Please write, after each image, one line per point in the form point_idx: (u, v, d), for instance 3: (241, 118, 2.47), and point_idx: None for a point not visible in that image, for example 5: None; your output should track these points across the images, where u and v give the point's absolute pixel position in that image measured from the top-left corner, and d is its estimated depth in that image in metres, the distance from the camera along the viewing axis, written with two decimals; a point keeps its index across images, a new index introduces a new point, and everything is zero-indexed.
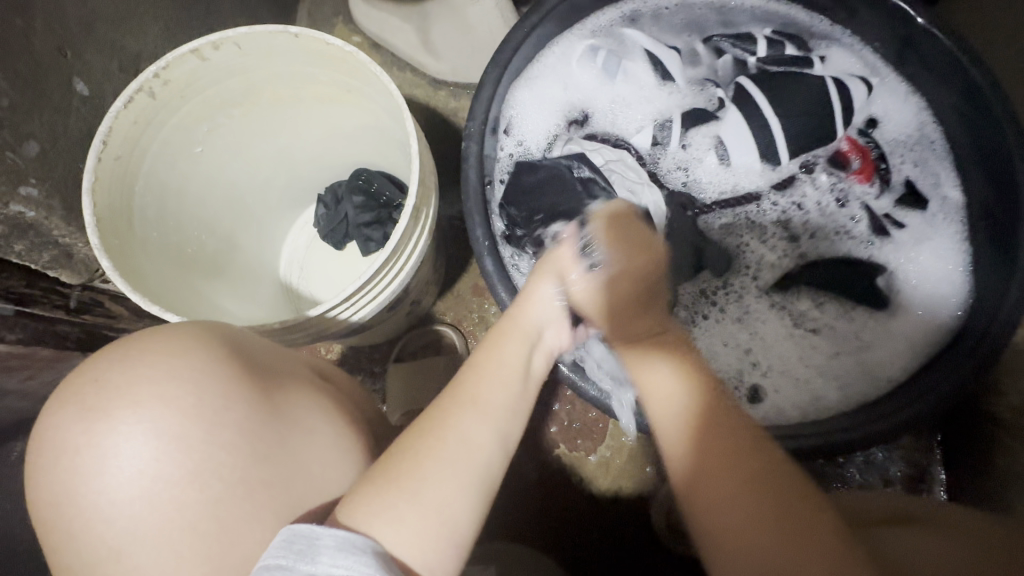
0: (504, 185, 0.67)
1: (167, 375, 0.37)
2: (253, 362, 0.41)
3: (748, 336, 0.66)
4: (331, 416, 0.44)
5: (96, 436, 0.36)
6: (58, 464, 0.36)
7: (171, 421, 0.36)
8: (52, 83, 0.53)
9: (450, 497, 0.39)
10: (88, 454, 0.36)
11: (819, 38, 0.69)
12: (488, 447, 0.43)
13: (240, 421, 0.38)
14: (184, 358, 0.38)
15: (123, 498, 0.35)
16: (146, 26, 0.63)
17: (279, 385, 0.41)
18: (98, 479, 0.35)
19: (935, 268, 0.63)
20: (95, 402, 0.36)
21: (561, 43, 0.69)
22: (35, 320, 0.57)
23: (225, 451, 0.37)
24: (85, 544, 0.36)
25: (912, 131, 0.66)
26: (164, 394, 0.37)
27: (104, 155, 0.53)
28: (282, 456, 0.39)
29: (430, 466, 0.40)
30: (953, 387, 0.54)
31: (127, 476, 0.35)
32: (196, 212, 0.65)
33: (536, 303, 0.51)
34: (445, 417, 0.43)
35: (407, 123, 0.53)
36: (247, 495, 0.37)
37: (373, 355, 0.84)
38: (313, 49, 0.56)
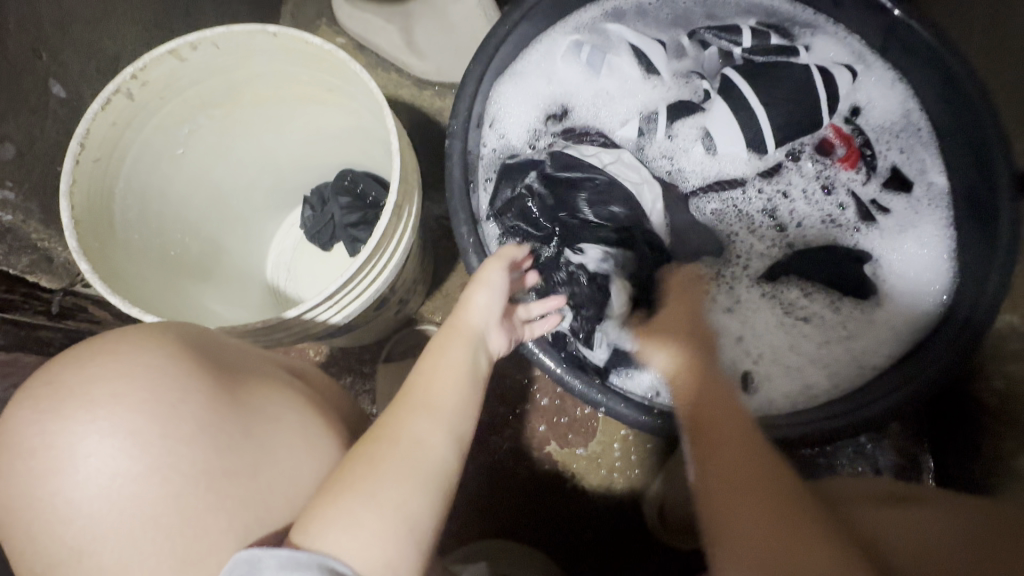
0: (490, 179, 0.66)
1: (119, 373, 0.37)
2: (213, 359, 0.40)
3: (739, 324, 0.65)
4: (298, 407, 0.43)
5: (51, 436, 0.35)
6: (15, 466, 0.36)
7: (128, 418, 0.36)
8: (26, 85, 0.52)
9: (406, 494, 0.39)
10: (43, 455, 0.35)
11: (804, 28, 0.69)
12: (440, 444, 0.44)
13: (198, 416, 0.37)
14: (138, 356, 0.37)
15: (81, 498, 0.35)
16: (124, 28, 0.63)
17: (241, 380, 0.41)
18: (55, 479, 0.35)
19: (920, 255, 0.64)
20: (51, 401, 0.36)
21: (545, 40, 0.70)
22: (15, 326, 0.55)
23: (184, 445, 0.37)
24: (47, 545, 0.35)
25: (897, 118, 0.66)
26: (117, 391, 0.36)
27: (81, 157, 0.52)
28: (245, 447, 0.39)
29: (388, 466, 0.40)
30: (941, 368, 0.55)
31: (83, 475, 0.35)
32: (178, 214, 0.64)
33: (474, 310, 0.52)
34: (394, 420, 0.44)
35: (387, 121, 0.52)
36: (210, 488, 0.37)
37: (362, 356, 0.83)
38: (292, 47, 0.56)
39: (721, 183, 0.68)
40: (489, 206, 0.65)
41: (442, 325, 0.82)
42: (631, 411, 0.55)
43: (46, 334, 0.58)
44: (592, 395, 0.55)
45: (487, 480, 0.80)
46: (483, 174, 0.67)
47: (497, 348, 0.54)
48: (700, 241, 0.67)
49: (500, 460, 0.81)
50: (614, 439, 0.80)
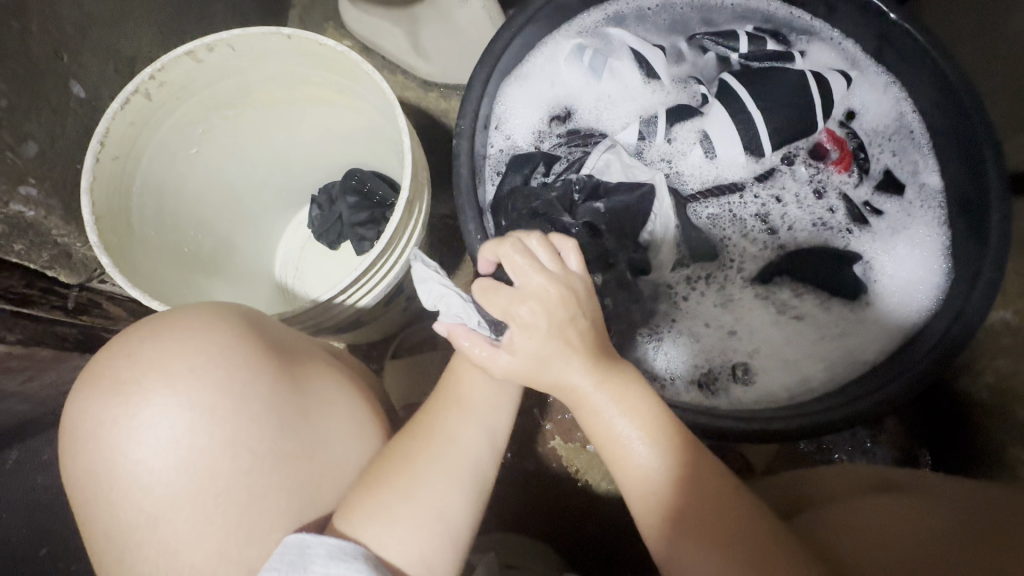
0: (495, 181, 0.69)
1: (191, 351, 0.39)
2: (272, 343, 0.42)
3: (731, 319, 0.67)
4: (349, 391, 0.45)
5: (134, 409, 0.38)
6: (97, 436, 0.38)
7: (202, 395, 0.39)
8: (48, 85, 0.54)
9: (443, 494, 0.42)
10: (125, 426, 0.38)
11: (800, 34, 0.71)
12: (475, 445, 0.45)
13: (265, 396, 0.40)
14: (215, 335, 0.40)
15: (160, 467, 0.38)
16: (140, 30, 0.64)
17: (298, 364, 0.43)
18: (137, 448, 0.38)
19: (909, 257, 0.66)
20: (129, 377, 0.39)
21: (548, 44, 0.71)
22: (33, 320, 0.57)
23: (254, 424, 0.39)
24: (121, 512, 0.38)
25: (890, 122, 0.68)
26: (195, 370, 0.39)
27: (102, 155, 0.53)
28: (305, 428, 0.41)
29: (422, 466, 0.42)
30: (924, 368, 0.56)
31: (163, 446, 0.38)
32: (193, 211, 0.66)
33: None
34: (431, 419, 0.45)
35: (399, 121, 0.54)
36: (276, 466, 0.40)
37: (369, 352, 0.85)
38: (306, 49, 0.57)
39: (721, 185, 0.70)
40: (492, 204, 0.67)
41: None
42: None
43: (63, 329, 0.60)
44: None
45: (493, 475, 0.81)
46: (490, 170, 0.69)
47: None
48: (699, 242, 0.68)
49: (506, 454, 0.82)
50: None
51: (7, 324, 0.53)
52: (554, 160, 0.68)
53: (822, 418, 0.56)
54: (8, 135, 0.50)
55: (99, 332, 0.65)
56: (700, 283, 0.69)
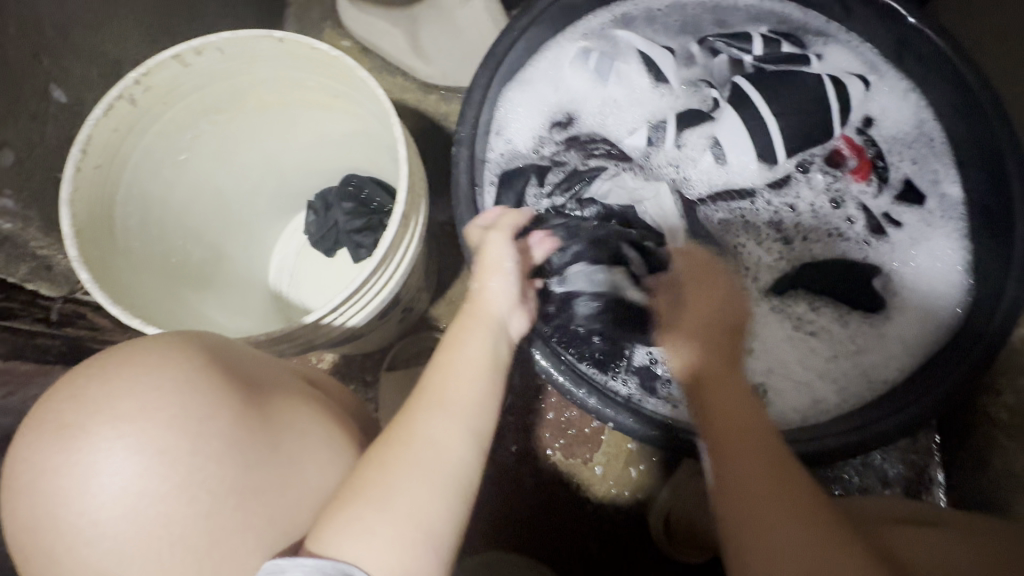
0: (493, 188, 0.65)
1: (143, 388, 0.35)
2: (239, 373, 0.40)
3: (747, 337, 0.64)
4: (321, 420, 0.43)
5: (74, 453, 0.34)
6: (37, 486, 0.34)
7: (153, 434, 0.34)
8: (28, 90, 0.51)
9: (422, 498, 0.40)
10: (67, 474, 0.33)
11: (816, 36, 0.68)
12: (459, 441, 0.43)
13: (226, 434, 0.36)
14: (170, 369, 0.36)
15: (107, 519, 0.33)
16: (127, 31, 0.62)
17: (265, 393, 0.40)
18: (80, 500, 0.33)
19: (931, 267, 0.63)
20: (73, 420, 0.34)
21: (553, 45, 0.69)
22: (17, 333, 0.54)
23: (214, 464, 0.36)
24: (70, 568, 0.34)
25: (910, 129, 0.65)
26: (146, 408, 0.35)
27: (83, 164, 0.51)
28: (274, 461, 0.38)
29: (398, 472, 0.40)
30: (941, 395, 0.54)
31: (109, 495, 0.33)
32: (180, 220, 0.63)
33: (490, 298, 0.52)
34: (409, 419, 0.44)
35: (395, 129, 0.51)
36: (237, 508, 0.36)
37: (364, 363, 0.82)
38: (297, 53, 0.55)
39: (733, 193, 0.67)
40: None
41: None
42: (632, 423, 0.54)
43: (46, 342, 0.57)
44: (602, 410, 0.54)
45: (491, 491, 0.79)
46: (487, 179, 0.65)
47: (518, 329, 0.53)
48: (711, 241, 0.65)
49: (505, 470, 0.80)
50: (621, 450, 0.79)
51: None
52: (547, 171, 0.67)
53: (830, 442, 0.54)
54: None
55: (88, 344, 0.62)
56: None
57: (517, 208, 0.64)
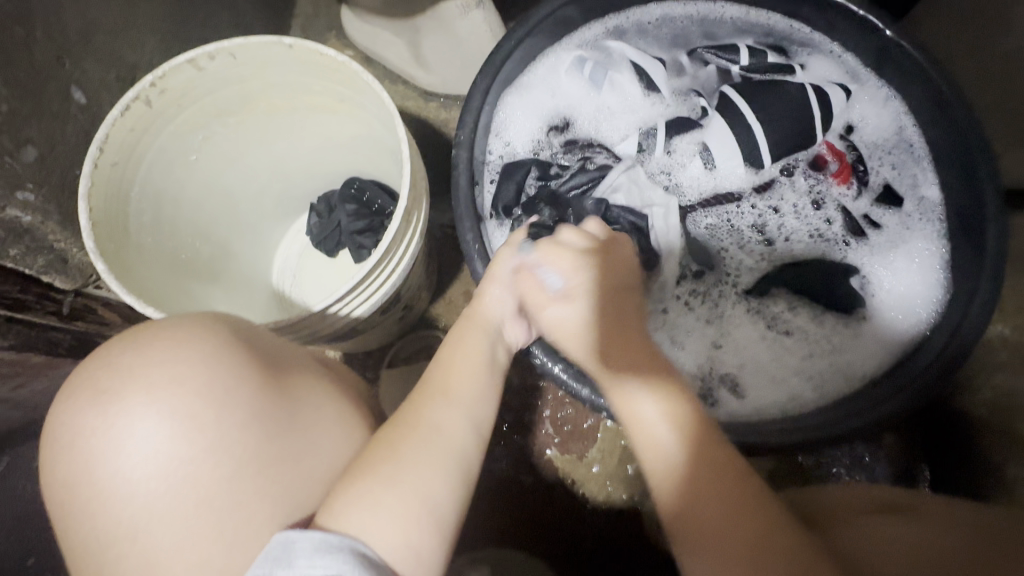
0: (493, 185, 0.69)
1: (171, 361, 0.39)
2: (258, 348, 0.42)
3: (717, 332, 0.67)
4: (336, 399, 0.44)
5: (111, 417, 0.37)
6: (75, 446, 0.38)
7: (182, 403, 0.38)
8: (50, 92, 0.54)
9: (433, 480, 0.42)
10: (104, 436, 0.37)
11: (802, 47, 0.71)
12: (461, 430, 0.46)
13: (248, 404, 0.39)
14: (195, 344, 0.39)
15: (138, 479, 0.37)
16: (143, 37, 0.65)
17: (285, 368, 0.42)
18: (115, 459, 0.37)
19: (906, 269, 0.66)
20: (108, 387, 0.38)
21: (550, 55, 0.72)
22: (26, 326, 0.56)
23: (238, 432, 0.38)
24: (102, 522, 0.37)
25: (890, 135, 0.69)
26: (176, 377, 0.38)
27: (100, 161, 0.53)
28: (290, 434, 0.40)
29: (407, 452, 0.42)
30: (916, 391, 0.56)
31: (142, 455, 0.37)
32: (190, 217, 0.66)
33: (488, 304, 0.53)
34: (415, 408, 0.46)
35: (399, 130, 0.54)
36: (258, 473, 0.39)
37: (365, 361, 0.84)
38: (307, 58, 0.58)
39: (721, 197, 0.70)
40: (490, 206, 0.68)
41: (445, 332, 0.83)
42: None
43: (56, 335, 0.59)
44: (597, 401, 0.54)
45: (487, 486, 0.81)
46: (487, 175, 0.69)
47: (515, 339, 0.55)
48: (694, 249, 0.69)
49: (501, 466, 0.82)
50: (614, 446, 0.81)
51: None
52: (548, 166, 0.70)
53: (814, 433, 0.56)
54: (8, 139, 0.50)
55: (94, 339, 0.64)
56: (693, 294, 0.69)
57: (515, 200, 0.68)
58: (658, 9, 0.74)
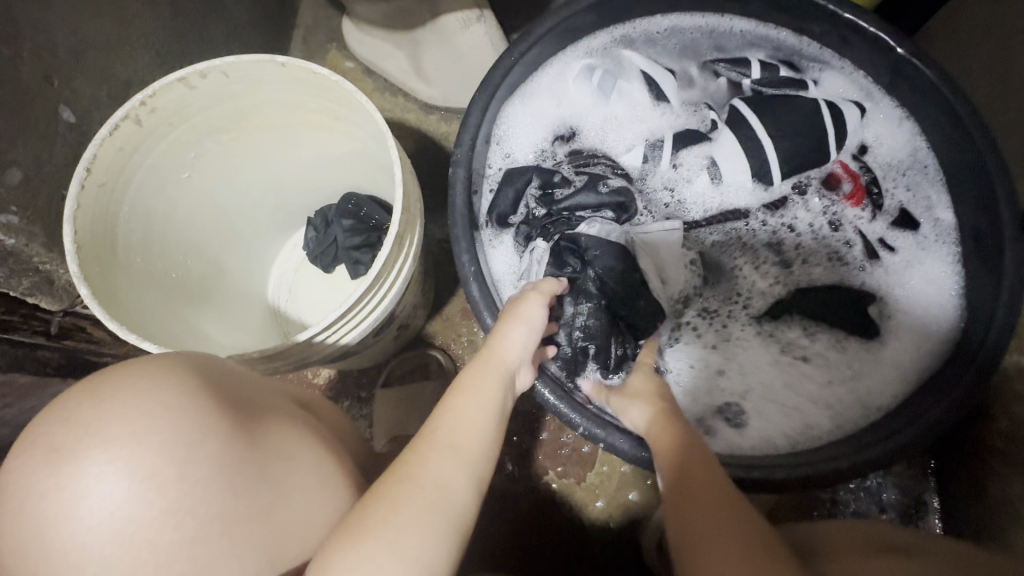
0: (492, 193, 0.67)
1: (139, 413, 0.33)
2: (230, 395, 0.37)
3: (720, 358, 0.66)
4: (311, 445, 0.41)
5: (62, 478, 0.31)
6: (17, 512, 0.31)
7: (147, 459, 0.32)
8: (37, 110, 0.53)
9: (423, 543, 0.38)
10: (52, 499, 0.30)
11: (813, 62, 0.70)
12: (461, 487, 0.42)
13: (219, 459, 0.34)
14: (167, 392, 0.34)
15: (88, 550, 0.30)
16: (137, 54, 0.64)
17: (258, 417, 0.38)
18: (62, 527, 0.30)
19: (927, 293, 0.63)
20: (62, 442, 0.31)
21: (557, 64, 0.70)
22: (15, 346, 0.55)
23: (208, 491, 0.33)
24: None
25: (905, 156, 0.66)
26: (141, 432, 0.32)
27: (87, 182, 0.52)
28: (265, 488, 0.36)
29: (406, 509, 0.39)
30: (929, 423, 0.54)
31: (96, 522, 0.31)
32: (180, 236, 0.65)
33: (508, 345, 0.51)
34: (417, 460, 0.42)
35: (390, 149, 0.53)
36: (225, 531, 0.34)
37: (360, 379, 0.83)
38: (300, 77, 0.56)
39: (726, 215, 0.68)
40: (487, 214, 0.67)
41: (442, 350, 0.82)
42: (625, 444, 0.54)
43: (46, 354, 0.59)
44: (592, 430, 0.54)
45: (482, 510, 0.79)
46: (487, 183, 0.68)
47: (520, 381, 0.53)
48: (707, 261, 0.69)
49: (497, 490, 0.80)
50: (614, 469, 0.79)
51: None
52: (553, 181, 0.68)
53: (826, 467, 0.54)
54: None
55: (85, 357, 0.64)
56: (695, 321, 0.68)
57: (512, 207, 0.67)
58: (666, 19, 0.71)
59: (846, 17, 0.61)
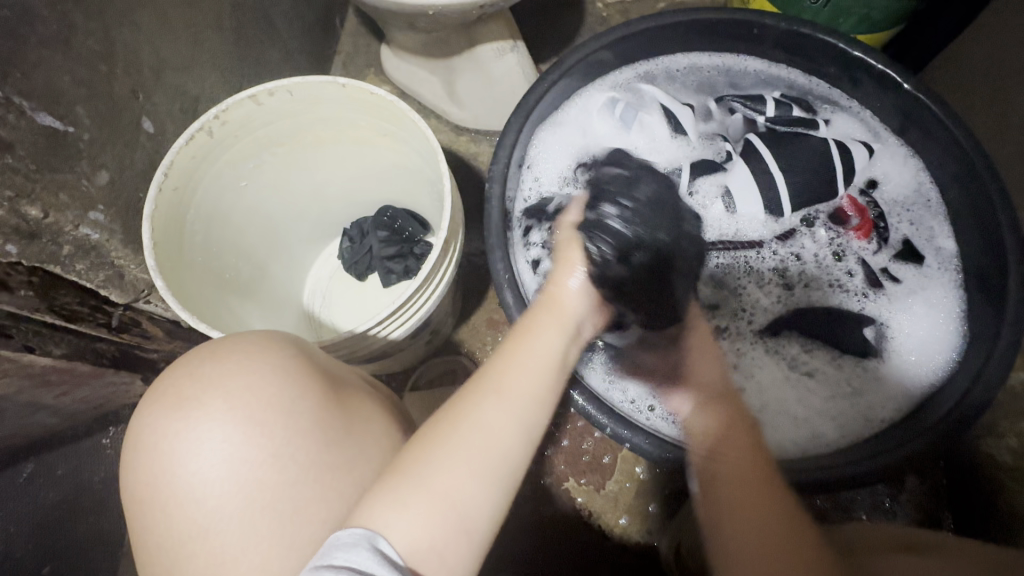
0: (525, 203, 0.74)
1: (246, 370, 0.43)
2: (319, 366, 0.46)
3: (744, 376, 0.68)
4: (383, 415, 0.48)
5: (190, 421, 0.41)
6: (157, 447, 0.42)
7: (253, 409, 0.42)
8: (124, 121, 0.58)
9: (460, 481, 0.40)
10: (183, 436, 0.41)
11: (825, 103, 0.75)
12: (508, 433, 0.44)
13: (312, 412, 0.43)
14: (268, 355, 0.44)
15: (211, 480, 0.40)
16: (206, 73, 0.70)
17: (341, 384, 0.46)
18: (191, 461, 0.41)
19: (926, 320, 0.67)
20: (190, 392, 0.42)
21: (583, 95, 0.76)
22: (78, 337, 0.59)
23: (303, 439, 0.42)
24: (178, 520, 0.40)
25: (911, 191, 0.71)
26: (248, 386, 0.42)
27: (164, 186, 0.57)
28: (348, 443, 0.44)
29: (441, 451, 0.41)
30: (938, 434, 0.57)
31: (215, 456, 0.41)
32: (234, 240, 0.70)
33: (568, 296, 0.54)
34: (467, 402, 0.44)
35: (441, 165, 0.58)
36: (316, 478, 0.42)
37: (389, 384, 0.87)
38: (357, 97, 0.62)
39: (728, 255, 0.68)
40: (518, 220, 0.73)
41: (469, 357, 0.85)
42: (648, 445, 0.57)
43: (102, 346, 0.62)
44: (618, 431, 0.58)
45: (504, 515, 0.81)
46: (519, 197, 0.73)
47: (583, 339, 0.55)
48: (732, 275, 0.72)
49: (518, 496, 0.82)
50: (632, 479, 0.81)
51: (54, 338, 0.56)
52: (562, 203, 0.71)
53: (844, 471, 0.56)
54: (85, 164, 0.54)
55: (133, 350, 0.67)
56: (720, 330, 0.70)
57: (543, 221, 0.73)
58: (685, 58, 0.78)
59: (856, 55, 0.67)
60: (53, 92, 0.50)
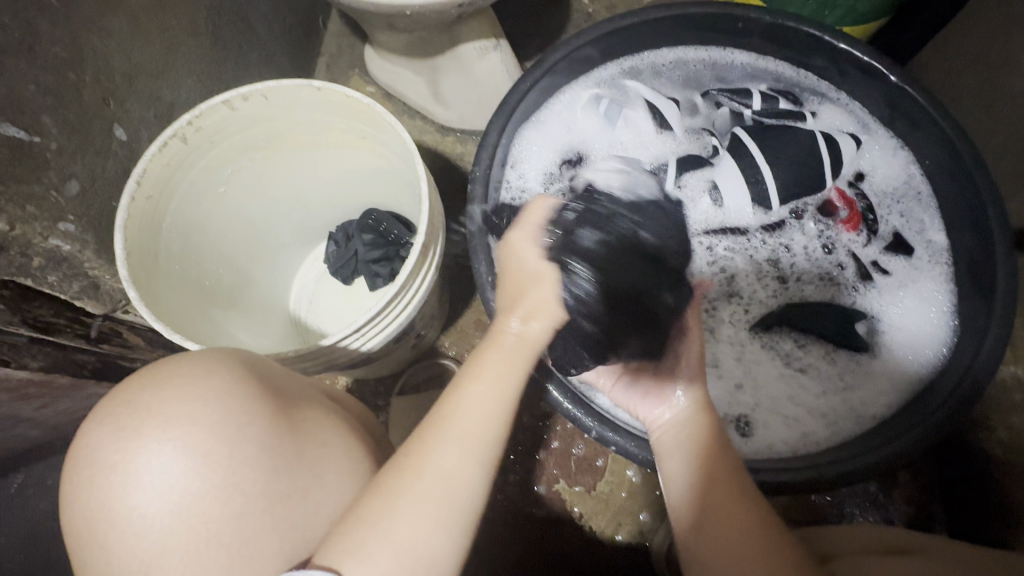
0: (511, 198, 0.72)
1: (187, 399, 0.42)
2: (270, 385, 0.46)
3: (739, 371, 0.67)
4: (343, 432, 0.49)
5: (129, 452, 0.41)
6: (95, 480, 0.41)
7: (197, 439, 0.42)
8: (95, 129, 0.57)
9: (424, 528, 0.41)
10: (121, 469, 0.41)
11: (812, 95, 0.74)
12: (468, 477, 0.43)
13: (259, 439, 0.43)
14: (213, 381, 0.43)
15: (154, 513, 0.41)
16: (181, 78, 0.68)
17: (295, 405, 0.47)
18: (132, 495, 0.41)
19: (917, 314, 0.67)
20: (127, 422, 0.42)
21: (567, 92, 0.75)
22: (57, 348, 0.59)
23: (247, 467, 0.43)
24: (122, 554, 0.41)
25: (899, 183, 0.70)
26: (191, 415, 0.42)
27: (137, 195, 0.56)
28: (298, 468, 0.45)
29: (404, 502, 0.42)
30: (929, 430, 0.56)
31: (159, 488, 0.41)
32: (214, 247, 0.69)
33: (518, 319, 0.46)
34: (422, 450, 0.43)
35: (418, 167, 0.57)
36: (267, 507, 0.43)
37: (377, 388, 0.86)
38: (334, 100, 0.61)
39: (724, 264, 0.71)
40: (506, 217, 0.71)
41: (456, 360, 0.85)
42: (634, 447, 0.56)
43: (82, 357, 0.62)
44: (603, 434, 0.57)
45: (495, 519, 0.80)
46: (506, 194, 0.72)
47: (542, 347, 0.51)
48: (740, 279, 0.71)
49: (509, 500, 0.81)
50: (623, 479, 0.81)
51: (30, 350, 0.55)
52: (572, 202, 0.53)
53: (831, 471, 0.56)
54: (54, 175, 0.53)
55: (114, 360, 0.67)
56: (730, 313, 0.70)
57: None
58: (671, 52, 0.76)
59: (841, 48, 0.66)
60: (17, 102, 0.49)
